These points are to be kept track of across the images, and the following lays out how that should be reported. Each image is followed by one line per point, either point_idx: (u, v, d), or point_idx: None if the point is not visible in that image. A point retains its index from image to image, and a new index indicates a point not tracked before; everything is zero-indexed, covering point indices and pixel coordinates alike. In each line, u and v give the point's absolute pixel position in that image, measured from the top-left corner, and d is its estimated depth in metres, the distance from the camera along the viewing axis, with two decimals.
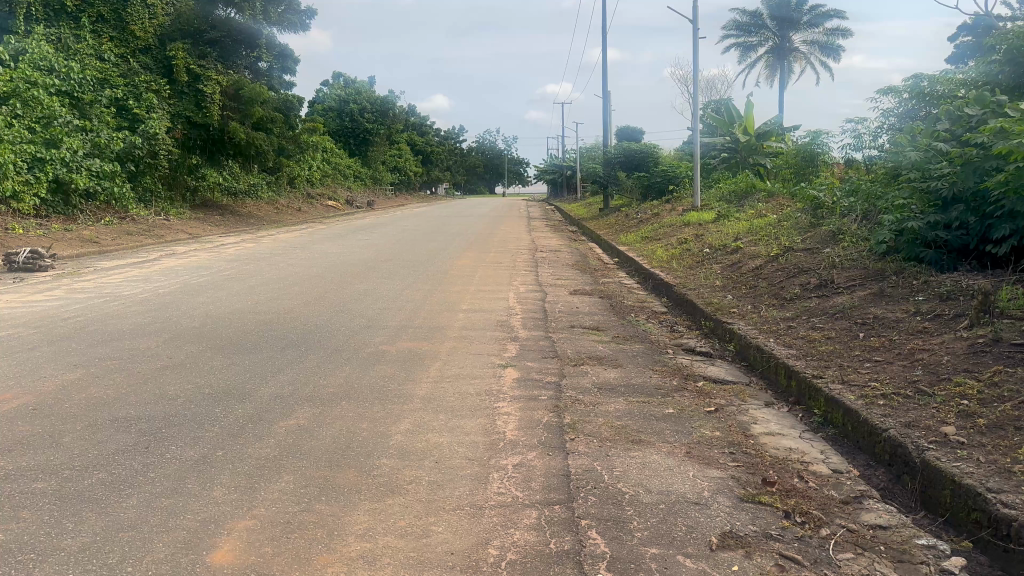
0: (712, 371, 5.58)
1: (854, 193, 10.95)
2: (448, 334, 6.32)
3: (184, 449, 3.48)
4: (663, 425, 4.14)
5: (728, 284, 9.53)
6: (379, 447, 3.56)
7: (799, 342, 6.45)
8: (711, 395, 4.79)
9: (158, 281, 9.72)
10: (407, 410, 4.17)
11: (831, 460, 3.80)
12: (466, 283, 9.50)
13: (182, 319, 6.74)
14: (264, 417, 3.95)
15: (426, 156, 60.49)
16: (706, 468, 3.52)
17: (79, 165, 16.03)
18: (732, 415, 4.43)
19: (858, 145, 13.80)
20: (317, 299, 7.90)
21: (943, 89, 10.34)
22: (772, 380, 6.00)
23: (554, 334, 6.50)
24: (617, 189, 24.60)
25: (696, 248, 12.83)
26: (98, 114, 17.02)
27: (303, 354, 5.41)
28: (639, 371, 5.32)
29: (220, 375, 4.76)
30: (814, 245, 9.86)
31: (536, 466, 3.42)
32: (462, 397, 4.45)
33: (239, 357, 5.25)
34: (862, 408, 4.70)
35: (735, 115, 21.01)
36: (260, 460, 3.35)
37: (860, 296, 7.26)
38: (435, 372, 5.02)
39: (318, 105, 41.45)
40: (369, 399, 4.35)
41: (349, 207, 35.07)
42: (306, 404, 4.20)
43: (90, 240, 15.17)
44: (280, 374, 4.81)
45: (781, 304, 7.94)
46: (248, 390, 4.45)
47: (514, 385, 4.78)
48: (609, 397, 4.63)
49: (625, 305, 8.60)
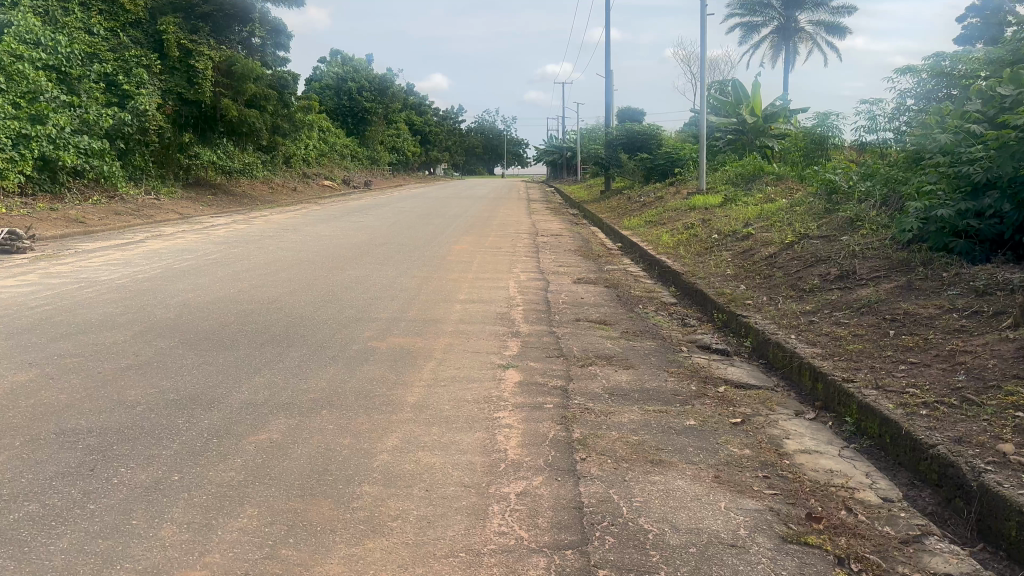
0: (732, 373, 5.10)
1: (871, 178, 10.45)
2: (444, 329, 5.83)
3: (136, 471, 3.00)
4: (685, 441, 3.67)
5: (740, 274, 9.03)
6: (361, 471, 3.08)
7: (824, 339, 5.98)
8: (735, 404, 4.31)
9: (138, 265, 9.21)
10: (395, 421, 3.69)
11: (879, 486, 3.33)
12: (464, 270, 9.00)
13: (158, 309, 6.23)
14: (232, 431, 3.47)
15: (424, 136, 59.65)
16: (739, 498, 3.06)
17: (66, 142, 15.45)
18: (760, 428, 3.95)
19: (873, 128, 13.25)
20: (305, 288, 7.41)
21: (970, 71, 9.78)
22: (795, 381, 5.53)
23: (559, 329, 6.01)
24: (619, 171, 24.01)
25: (704, 233, 12.33)
26: (87, 90, 16.38)
27: (284, 351, 4.92)
28: (653, 374, 4.84)
29: (188, 378, 4.27)
30: (831, 231, 9.36)
31: (543, 494, 2.95)
32: (458, 405, 3.97)
33: (213, 355, 4.76)
34: (903, 418, 4.23)
35: (742, 95, 20.40)
36: (221, 487, 2.87)
37: (887, 289, 6.77)
38: (429, 374, 4.53)
39: (315, 83, 40.67)
40: (352, 406, 3.87)
41: (346, 187, 34.49)
42: (281, 415, 3.72)
43: (76, 220, 14.64)
44: (256, 376, 4.33)
45: (800, 296, 7.45)
46: (217, 396, 3.96)
47: (516, 390, 4.29)
48: (622, 405, 4.15)
49: (632, 295, 8.11)
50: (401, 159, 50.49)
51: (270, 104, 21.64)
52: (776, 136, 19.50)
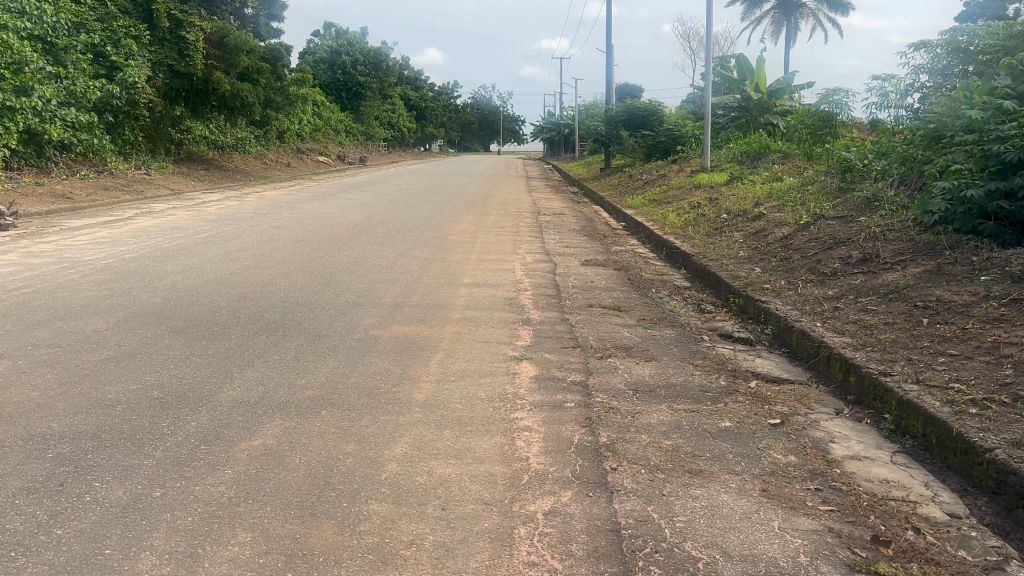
0: (761, 365, 4.75)
1: (886, 158, 10.08)
2: (450, 316, 5.47)
3: (112, 487, 2.65)
4: (724, 447, 3.32)
5: (755, 256, 8.66)
6: (367, 485, 2.73)
7: (852, 327, 5.64)
8: (770, 402, 3.97)
9: (127, 244, 8.82)
10: (404, 423, 3.33)
11: (943, 500, 3.00)
12: (467, 251, 8.63)
13: (145, 293, 5.85)
14: (223, 435, 3.12)
15: (419, 111, 58.83)
16: (793, 517, 2.73)
17: (52, 115, 14.96)
18: (801, 431, 3.61)
19: (885, 105, 12.86)
20: (301, 269, 7.03)
21: (991, 45, 9.36)
22: (824, 373, 5.19)
23: (572, 316, 5.65)
24: (620, 148, 23.75)
25: (713, 212, 11.94)
26: (74, 61, 15.77)
27: (280, 341, 4.56)
28: (678, 367, 4.49)
29: (175, 373, 3.89)
30: (847, 212, 9.00)
31: (575, 514, 2.61)
32: (471, 404, 3.62)
33: (202, 345, 4.40)
34: (951, 418, 3.89)
35: (747, 71, 19.91)
36: (207, 508, 2.52)
37: (914, 274, 6.42)
38: (437, 368, 4.18)
39: (309, 56, 39.85)
40: (354, 406, 3.51)
41: (341, 163, 33.90)
42: (276, 416, 3.36)
43: (64, 195, 14.20)
44: (250, 371, 3.96)
45: (821, 280, 7.10)
46: (205, 394, 3.59)
47: (534, 386, 3.94)
48: (649, 404, 3.80)
49: (643, 279, 7.75)
50: (396, 135, 49.78)
51: (263, 77, 21.10)
52: (781, 114, 19.06)
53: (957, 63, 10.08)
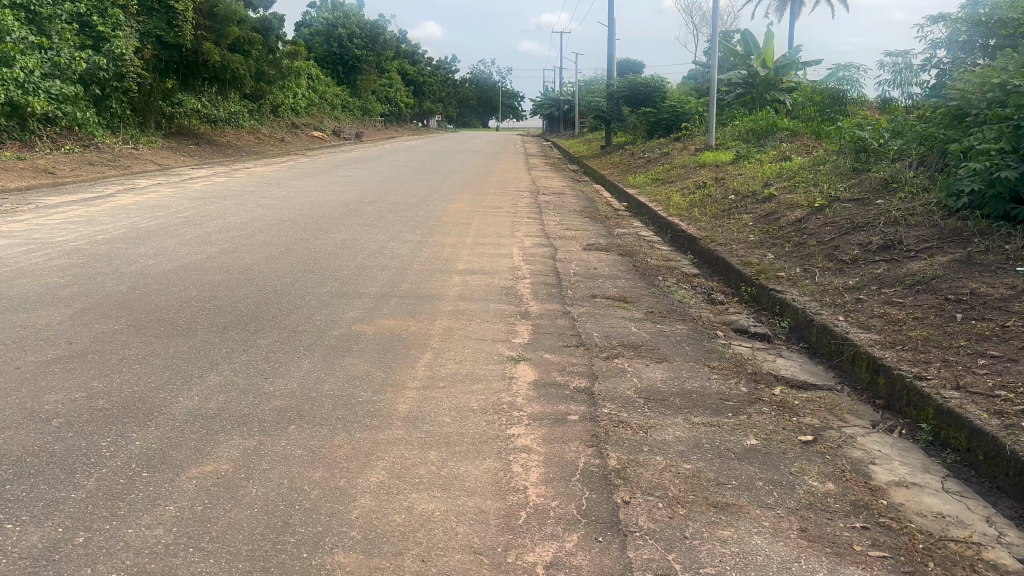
0: (783, 367, 4.31)
1: (903, 136, 9.59)
2: (441, 308, 5.01)
3: (26, 531, 2.20)
4: (751, 471, 2.89)
5: (766, 241, 8.20)
6: (334, 527, 2.29)
7: (878, 322, 5.19)
8: (798, 413, 3.53)
9: (101, 223, 8.32)
10: (382, 442, 2.88)
11: (1011, 540, 2.57)
12: (462, 234, 8.16)
13: (110, 280, 5.38)
14: (170, 459, 2.68)
15: (417, 86, 57.89)
16: (841, 567, 2.30)
17: (35, 87, 14.39)
18: (836, 451, 3.18)
19: (898, 82, 12.34)
20: (283, 254, 6.55)
21: (1015, 18, 8.83)
22: (850, 373, 4.75)
23: (574, 308, 5.20)
24: (621, 125, 23.18)
25: (719, 192, 11.45)
26: (59, 31, 15.16)
27: (251, 338, 4.10)
28: (692, 370, 4.04)
29: (126, 377, 3.43)
30: (864, 194, 8.52)
31: (581, 567, 2.17)
32: (462, 418, 3.17)
33: (162, 343, 3.95)
34: (1002, 431, 3.45)
35: (753, 46, 19.30)
36: (137, 563, 2.08)
37: (941, 263, 5.96)
38: (425, 371, 3.74)
39: (304, 29, 38.97)
40: (326, 420, 3.06)
41: (336, 138, 33.24)
42: (235, 434, 2.91)
43: (46, 170, 13.67)
44: (212, 376, 3.50)
45: (840, 268, 6.64)
46: (155, 405, 3.14)
47: (532, 395, 3.49)
48: (662, 415, 3.35)
49: (649, 265, 7.28)
50: (393, 110, 49.02)
51: (255, 49, 20.47)
52: (788, 90, 18.50)
53: (976, 38, 9.55)
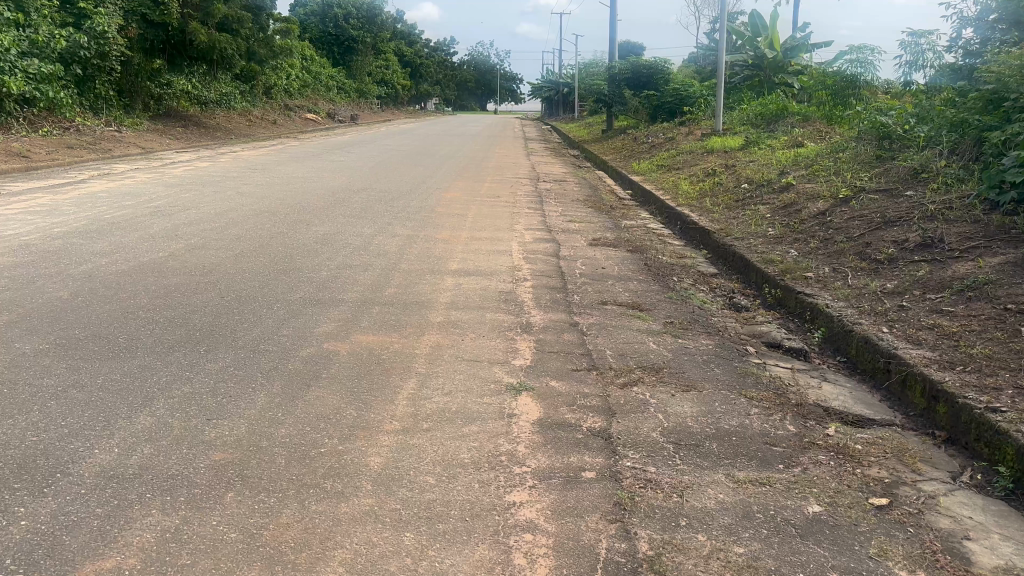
0: (831, 397, 3.63)
1: (931, 121, 8.84)
2: (429, 319, 4.33)
3: None
4: (820, 556, 2.25)
5: (786, 236, 7.52)
6: None
7: (930, 335, 4.51)
8: (862, 465, 2.87)
9: (64, 214, 7.60)
10: (343, 523, 2.21)
11: None
12: (456, 226, 7.49)
13: (51, 283, 4.71)
14: (59, 551, 2.02)
15: (414, 68, 56.88)
16: None
17: (12, 66, 13.65)
18: (919, 520, 2.52)
19: (918, 64, 11.60)
20: (256, 252, 5.86)
21: None
22: (900, 396, 4.07)
23: (583, 319, 4.53)
24: (622, 109, 22.35)
25: (730, 180, 10.76)
26: (37, 7, 14.45)
27: (199, 362, 3.43)
28: (728, 403, 3.37)
29: (33, 421, 2.76)
30: (892, 184, 7.83)
31: None
32: (450, 478, 2.51)
33: (92, 371, 3.27)
34: None
35: (760, 27, 18.49)
36: None
37: (994, 265, 5.27)
38: (405, 409, 3.06)
39: (299, 9, 38.05)
40: (278, 484, 2.40)
41: (330, 121, 32.42)
42: (155, 507, 2.24)
43: (20, 154, 12.92)
44: (142, 417, 2.83)
45: (875, 270, 5.95)
46: (59, 463, 2.47)
47: (537, 441, 2.83)
48: (699, 470, 2.70)
49: (663, 263, 6.60)
50: (389, 93, 48.07)
51: (245, 28, 19.34)
52: (797, 73, 17.72)
53: (1006, 15, 8.77)
